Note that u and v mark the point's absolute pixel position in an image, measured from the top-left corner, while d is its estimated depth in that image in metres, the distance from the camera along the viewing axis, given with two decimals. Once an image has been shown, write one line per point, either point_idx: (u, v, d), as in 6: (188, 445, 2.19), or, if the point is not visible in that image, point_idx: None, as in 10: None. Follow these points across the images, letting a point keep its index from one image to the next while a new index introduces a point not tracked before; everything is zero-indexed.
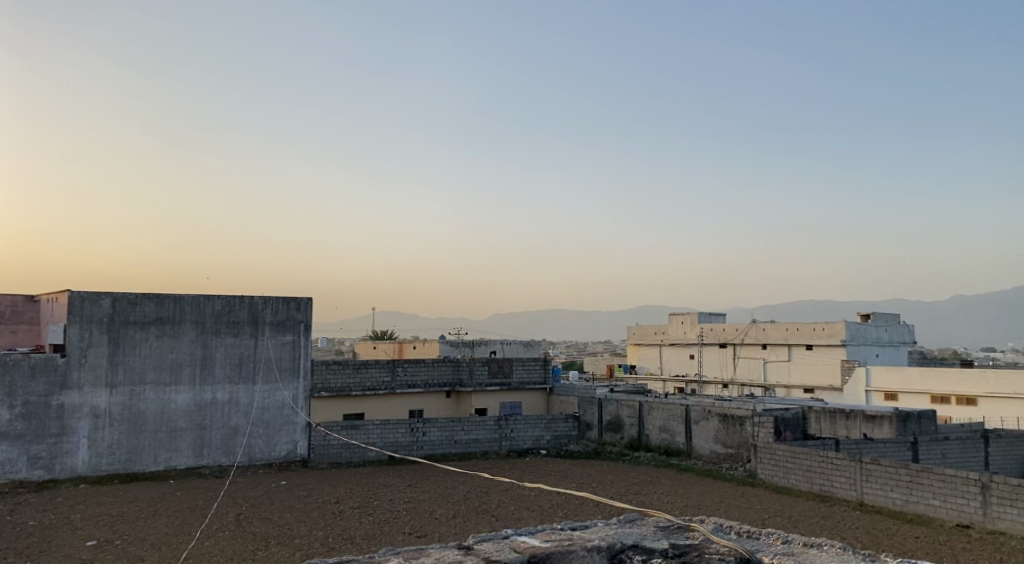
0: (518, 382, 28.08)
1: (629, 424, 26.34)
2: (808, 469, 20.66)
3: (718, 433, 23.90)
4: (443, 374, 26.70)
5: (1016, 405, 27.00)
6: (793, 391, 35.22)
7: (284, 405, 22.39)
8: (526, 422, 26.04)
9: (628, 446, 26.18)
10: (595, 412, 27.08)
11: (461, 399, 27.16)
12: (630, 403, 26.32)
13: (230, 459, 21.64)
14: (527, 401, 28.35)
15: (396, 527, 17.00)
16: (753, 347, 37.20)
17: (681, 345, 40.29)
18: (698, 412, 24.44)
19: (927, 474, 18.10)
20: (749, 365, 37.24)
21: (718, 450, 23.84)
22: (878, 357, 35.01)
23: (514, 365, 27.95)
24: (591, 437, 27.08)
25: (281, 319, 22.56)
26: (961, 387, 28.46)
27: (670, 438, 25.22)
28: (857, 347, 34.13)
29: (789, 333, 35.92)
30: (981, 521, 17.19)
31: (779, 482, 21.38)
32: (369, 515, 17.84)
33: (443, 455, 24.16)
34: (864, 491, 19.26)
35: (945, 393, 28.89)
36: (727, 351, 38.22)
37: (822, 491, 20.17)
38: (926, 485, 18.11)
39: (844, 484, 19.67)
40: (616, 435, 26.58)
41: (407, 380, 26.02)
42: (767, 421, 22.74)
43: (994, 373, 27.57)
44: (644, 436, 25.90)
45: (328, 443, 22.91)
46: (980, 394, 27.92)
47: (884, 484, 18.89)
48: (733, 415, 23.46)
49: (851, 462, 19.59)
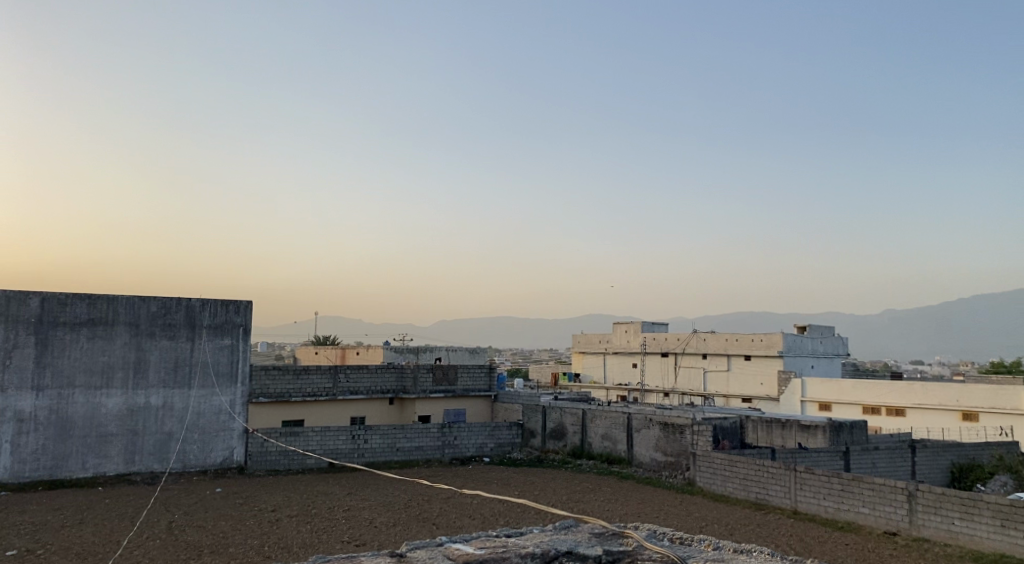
0: (462, 390, 28.11)
1: (572, 431, 26.58)
2: (744, 478, 21.08)
3: (658, 441, 24.26)
4: (387, 381, 26.60)
5: (942, 416, 27.85)
6: (731, 400, 35.88)
7: (220, 411, 22.12)
8: (470, 430, 26.10)
9: (571, 453, 26.41)
10: (538, 420, 27.26)
11: (404, 406, 27.10)
12: (573, 411, 26.54)
13: (162, 466, 21.29)
14: (470, 409, 28.41)
15: (335, 536, 16.92)
16: (693, 357, 37.83)
17: (624, 354, 40.73)
18: (640, 420, 24.78)
19: (857, 482, 18.62)
20: (689, 375, 37.87)
21: (658, 458, 24.21)
22: (812, 368, 35.89)
23: (458, 372, 27.99)
24: (534, 445, 27.27)
25: (219, 322, 22.27)
26: (891, 398, 29.31)
27: (612, 446, 25.52)
28: (793, 358, 34.95)
29: (728, 343, 36.61)
30: (907, 529, 17.72)
31: (716, 489, 21.78)
32: (306, 524, 17.72)
33: (384, 462, 24.07)
34: (798, 499, 19.72)
35: (875, 405, 29.70)
36: (669, 360, 38.78)
37: (758, 499, 20.59)
38: (856, 494, 18.64)
39: (779, 492, 20.14)
40: (559, 442, 26.81)
41: (350, 386, 25.87)
42: (706, 430, 23.17)
43: (922, 385, 28.46)
44: (587, 444, 26.16)
45: (266, 451, 22.58)
46: (908, 405, 28.74)
47: (817, 493, 19.36)
48: (673, 424, 23.85)
49: (787, 470, 20.06)
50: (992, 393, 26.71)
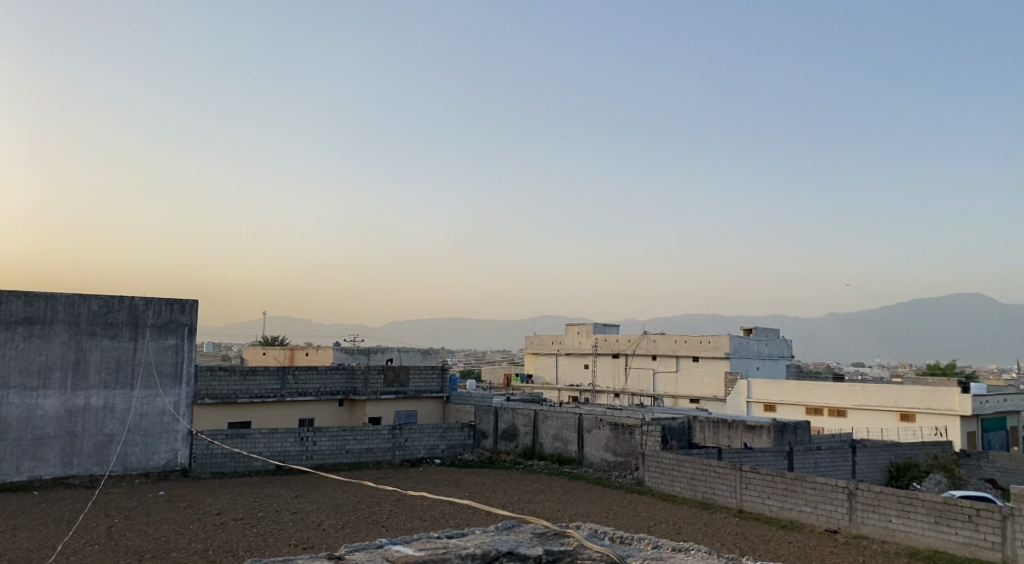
0: (414, 391, 28.14)
1: (523, 432, 26.77)
2: (691, 477, 21.45)
3: (608, 441, 24.57)
4: (337, 382, 26.54)
5: (881, 416, 28.58)
6: (679, 401, 36.41)
7: (164, 412, 21.90)
8: (421, 431, 26.14)
9: (522, 454, 26.60)
10: (490, 421, 27.40)
11: (354, 407, 27.04)
12: (525, 412, 26.73)
13: (102, 469, 21.00)
14: (421, 410, 28.47)
15: (282, 539, 16.87)
16: (643, 358, 38.31)
17: (576, 355, 41.05)
18: (591, 421, 25.05)
19: (801, 481, 19.06)
20: (639, 376, 38.35)
21: (608, 458, 24.51)
22: (758, 370, 36.57)
23: (410, 373, 28.02)
24: (486, 446, 27.40)
25: (163, 321, 22.05)
26: (832, 400, 29.99)
27: (563, 447, 25.76)
28: (739, 360, 35.59)
29: (677, 345, 37.13)
30: (847, 526, 18.17)
31: (665, 489, 22.12)
32: (253, 527, 17.64)
33: (334, 464, 24.02)
34: (743, 498, 20.13)
35: (818, 406, 30.37)
36: (619, 361, 39.21)
37: (704, 498, 20.96)
38: (799, 492, 19.07)
39: (725, 491, 20.54)
40: (511, 443, 26.98)
41: (298, 388, 25.75)
42: (655, 430, 23.52)
43: (862, 387, 29.17)
44: (538, 444, 26.37)
45: (211, 453, 22.39)
46: (850, 406, 29.44)
47: (761, 492, 19.78)
48: (623, 424, 24.17)
49: (732, 470, 20.46)
50: (928, 395, 27.50)
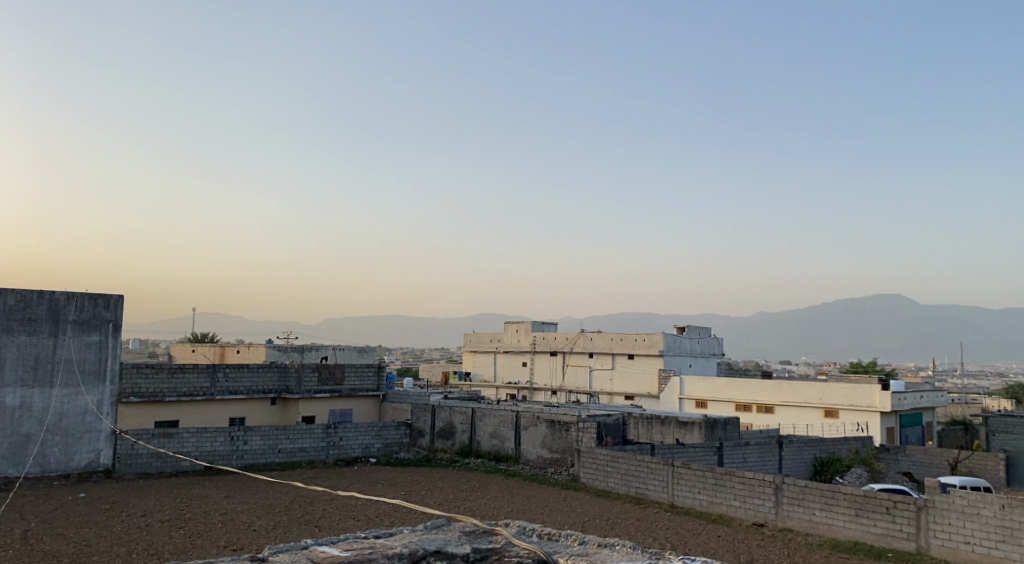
0: (349, 389, 27.99)
1: (460, 430, 26.83)
2: (625, 473, 21.78)
3: (545, 438, 24.78)
4: (269, 381, 26.26)
5: (807, 413, 29.37)
6: (615, 398, 36.88)
7: (86, 412, 21.39)
8: (356, 430, 26.02)
9: (459, 452, 26.66)
10: (427, 419, 27.40)
11: (287, 406, 26.80)
12: (462, 410, 26.81)
13: (18, 470, 20.46)
14: (357, 409, 28.33)
15: (210, 541, 16.64)
16: (580, 356, 38.71)
17: (514, 353, 41.24)
18: (528, 418, 25.23)
19: (730, 477, 19.47)
20: (576, 373, 38.73)
21: (544, 455, 24.72)
22: (690, 367, 37.26)
23: (345, 371, 27.87)
24: (422, 445, 27.37)
25: (86, 317, 21.55)
26: (760, 397, 30.68)
27: (500, 445, 25.90)
28: (672, 358, 36.21)
29: (613, 343, 37.61)
30: (773, 519, 18.58)
31: (599, 485, 22.41)
32: (180, 529, 17.37)
33: (265, 464, 23.80)
34: (675, 493, 20.52)
35: (747, 402, 31.06)
36: (557, 359, 39.51)
37: (637, 493, 21.31)
38: (728, 487, 19.47)
39: (657, 486, 20.88)
40: (447, 441, 27.02)
41: (229, 386, 25.41)
42: (591, 427, 23.83)
43: (789, 384, 29.92)
44: (475, 442, 26.46)
45: (137, 453, 21.95)
46: (777, 403, 30.17)
47: (692, 486, 20.18)
48: (560, 421, 24.42)
49: (665, 465, 20.82)
50: (851, 391, 28.38)
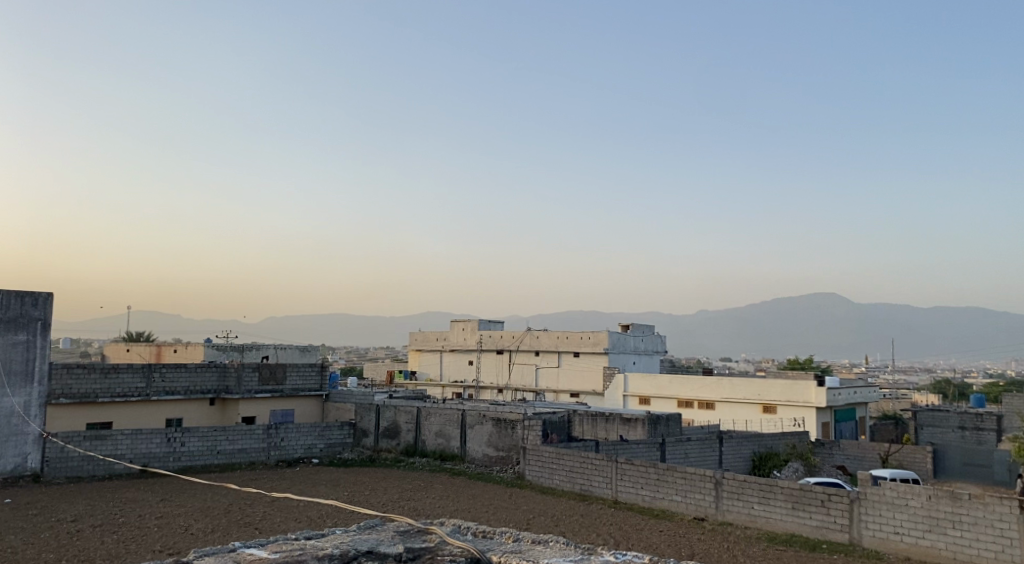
0: (291, 389, 27.64)
1: (405, 430, 26.66)
2: (570, 470, 21.85)
3: (491, 436, 24.75)
4: (208, 381, 25.81)
5: (747, 409, 29.84)
6: (560, 396, 37.04)
7: (12, 414, 20.78)
8: (298, 431, 25.69)
9: (404, 452, 26.49)
10: (371, 419, 27.18)
11: (226, 407, 26.36)
12: (407, 409, 26.64)
13: None
14: (299, 409, 27.99)
15: (144, 546, 16.27)
16: (526, 354, 38.80)
17: (460, 352, 41.13)
18: (473, 417, 25.17)
19: (672, 472, 19.63)
20: (522, 371, 38.79)
21: (490, 453, 24.68)
22: (634, 365, 37.61)
23: (287, 371, 27.49)
24: (366, 445, 27.14)
25: (13, 316, 20.97)
26: (702, 393, 31.08)
27: (445, 444, 25.79)
28: (617, 355, 36.52)
29: (559, 341, 37.78)
30: (713, 513, 18.77)
31: (544, 482, 22.44)
32: (112, 534, 16.96)
33: (203, 465, 23.38)
34: (618, 489, 20.63)
35: (689, 399, 31.43)
36: (503, 357, 39.54)
37: (582, 490, 21.39)
38: (670, 482, 19.63)
39: (602, 483, 20.98)
40: (392, 441, 26.83)
41: (166, 386, 24.91)
42: (536, 424, 23.87)
43: (729, 380, 30.36)
44: (420, 441, 26.32)
45: (66, 456, 21.45)
46: (718, 399, 30.58)
47: (635, 482, 20.31)
48: (505, 419, 24.41)
49: (609, 461, 20.91)
50: (788, 387, 28.91)
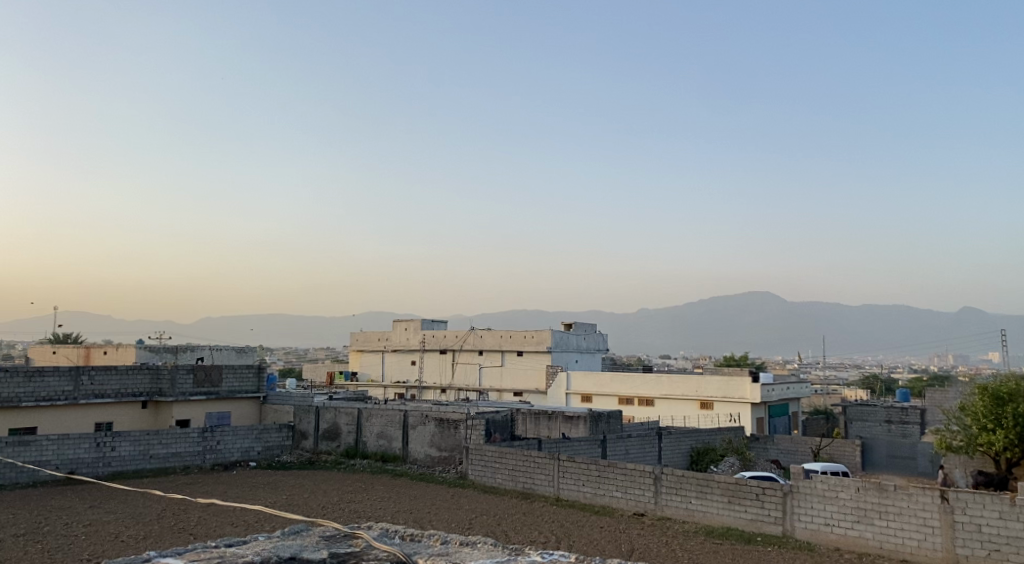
0: (227, 391, 27.07)
1: (346, 431, 26.32)
2: (512, 469, 21.78)
3: (433, 437, 24.56)
4: (139, 383, 25.18)
5: (685, 406, 30.17)
6: (504, 395, 36.99)
7: None
8: (234, 434, 25.17)
9: (345, 454, 26.14)
10: (311, 421, 26.76)
11: (159, 410, 25.73)
12: (347, 411, 26.31)
13: None
14: (236, 411, 27.44)
15: (70, 555, 15.76)
16: (469, 353, 38.66)
17: (402, 352, 40.80)
18: (415, 417, 24.96)
19: (613, 468, 19.68)
20: (465, 370, 38.66)
21: (432, 454, 24.49)
22: (576, 363, 37.75)
23: (223, 372, 26.93)
24: (306, 447, 26.72)
25: None
26: (642, 390, 31.31)
27: (386, 445, 25.53)
28: (559, 354, 36.63)
29: (502, 340, 37.74)
30: (653, 509, 18.84)
31: (487, 482, 22.34)
32: (37, 544, 16.40)
33: (135, 471, 22.80)
34: (560, 486, 20.62)
35: (630, 396, 31.64)
36: (446, 357, 39.33)
37: (525, 489, 21.34)
38: (611, 479, 19.68)
39: (544, 481, 20.95)
40: (332, 443, 26.46)
41: (95, 389, 24.23)
42: (479, 424, 23.77)
43: (668, 378, 30.65)
44: (361, 443, 26.00)
45: None
46: (657, 396, 30.85)
47: (577, 479, 20.31)
48: (448, 419, 24.25)
49: (550, 460, 20.88)
50: (725, 384, 29.29)
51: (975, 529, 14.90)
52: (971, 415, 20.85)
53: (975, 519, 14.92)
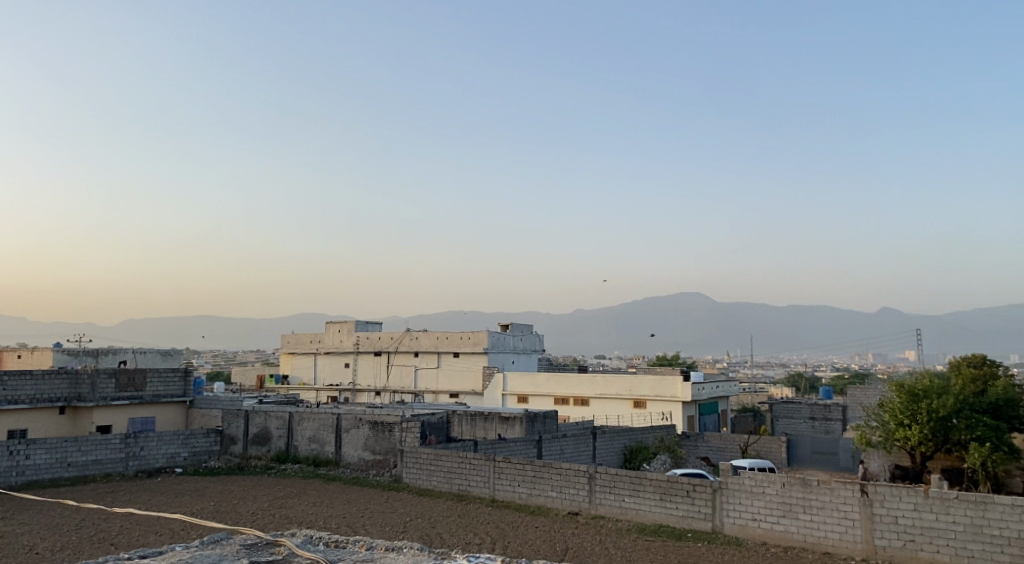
0: (152, 396, 26.26)
1: (276, 436, 25.74)
2: (447, 471, 21.53)
3: (367, 440, 24.18)
4: (57, 389, 24.29)
5: (619, 405, 30.31)
6: (439, 396, 36.68)
7: None
8: (159, 439, 24.42)
9: (275, 458, 25.55)
10: (240, 425, 26.10)
11: (79, 416, 24.83)
12: (278, 414, 25.73)
13: None
14: (161, 416, 26.63)
15: None
16: (405, 355, 38.25)
17: (336, 354, 40.17)
18: (349, 420, 24.54)
19: (548, 468, 19.58)
20: (401, 372, 38.25)
21: (366, 457, 24.10)
22: (513, 364, 37.67)
23: (147, 377, 26.12)
24: (235, 452, 26.05)
25: None
26: (577, 390, 31.36)
27: (319, 449, 25.04)
28: (495, 355, 36.52)
29: (438, 341, 37.45)
30: (587, 508, 18.79)
31: (421, 484, 22.05)
32: None
33: (51, 479, 21.97)
34: (495, 487, 20.45)
35: (565, 396, 31.67)
36: (381, 359, 38.85)
37: (460, 490, 21.12)
38: (546, 479, 19.58)
39: (479, 482, 20.75)
40: (262, 448, 25.84)
41: (9, 395, 23.28)
42: (413, 426, 23.48)
43: (602, 377, 30.77)
44: (292, 447, 25.46)
45: None
46: (592, 395, 30.92)
47: (511, 480, 20.17)
48: (382, 422, 23.89)
49: (485, 460, 20.70)
50: (659, 382, 29.53)
51: (892, 521, 15.21)
52: (890, 411, 21.29)
53: (892, 511, 15.22)
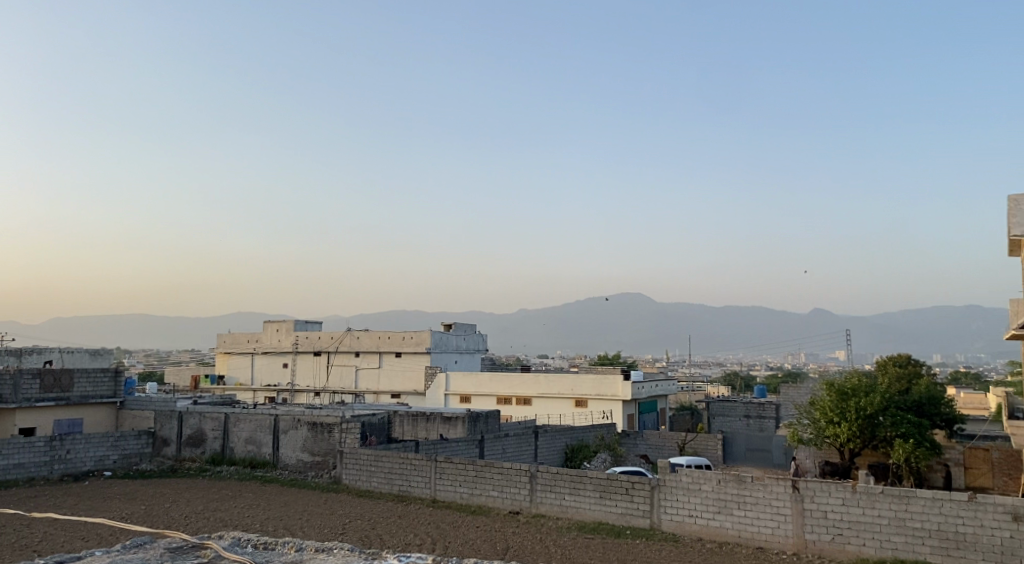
0: (79, 396, 25.39)
1: (212, 437, 25.07)
2: (388, 472, 21.18)
3: (306, 441, 23.68)
4: None
5: (561, 403, 30.29)
6: (380, 397, 36.24)
7: None
8: (87, 442, 23.61)
9: (210, 461, 24.89)
10: (173, 427, 25.38)
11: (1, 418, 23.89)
12: (213, 416, 25.08)
13: None
14: (89, 418, 25.77)
15: None
16: (346, 355, 37.71)
17: (274, 354, 39.43)
18: (287, 421, 24.02)
19: (489, 468, 19.38)
20: (341, 372, 37.70)
21: (305, 458, 23.62)
22: (455, 364, 37.42)
23: (75, 377, 25.24)
24: (168, 455, 25.33)
25: None
26: (519, 389, 31.25)
27: (255, 450, 24.46)
28: (438, 355, 36.22)
29: (380, 341, 36.99)
30: (528, 506, 18.65)
31: (361, 485, 21.66)
32: None
33: None
34: (436, 488, 20.19)
35: (507, 395, 31.53)
36: (321, 359, 38.24)
37: (400, 491, 20.80)
38: (487, 478, 19.37)
39: (419, 482, 20.47)
40: (197, 450, 25.15)
41: None
42: (353, 427, 23.07)
43: (544, 377, 30.72)
44: (228, 449, 24.83)
45: None
46: (533, 394, 30.84)
47: (452, 480, 19.93)
48: (321, 423, 23.43)
49: (426, 461, 20.42)
50: (600, 381, 29.60)
51: (821, 516, 15.38)
52: (820, 410, 21.57)
53: (822, 506, 15.39)
